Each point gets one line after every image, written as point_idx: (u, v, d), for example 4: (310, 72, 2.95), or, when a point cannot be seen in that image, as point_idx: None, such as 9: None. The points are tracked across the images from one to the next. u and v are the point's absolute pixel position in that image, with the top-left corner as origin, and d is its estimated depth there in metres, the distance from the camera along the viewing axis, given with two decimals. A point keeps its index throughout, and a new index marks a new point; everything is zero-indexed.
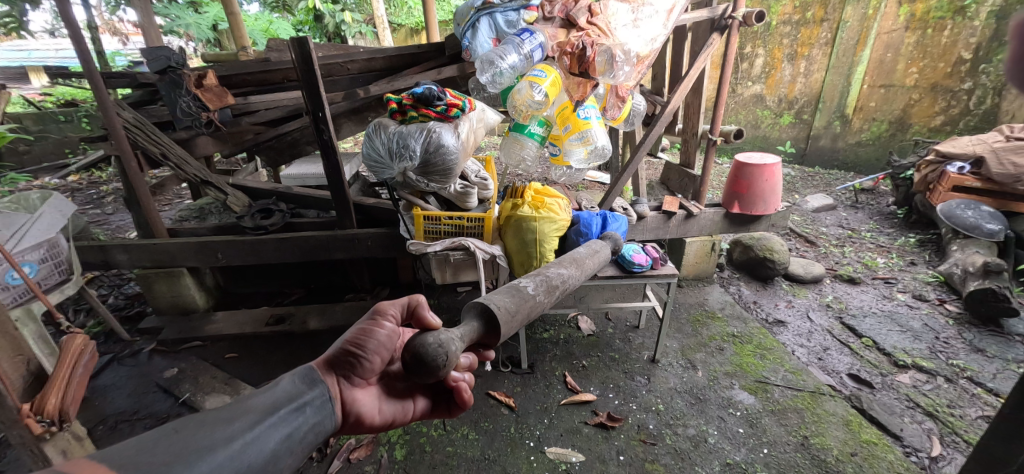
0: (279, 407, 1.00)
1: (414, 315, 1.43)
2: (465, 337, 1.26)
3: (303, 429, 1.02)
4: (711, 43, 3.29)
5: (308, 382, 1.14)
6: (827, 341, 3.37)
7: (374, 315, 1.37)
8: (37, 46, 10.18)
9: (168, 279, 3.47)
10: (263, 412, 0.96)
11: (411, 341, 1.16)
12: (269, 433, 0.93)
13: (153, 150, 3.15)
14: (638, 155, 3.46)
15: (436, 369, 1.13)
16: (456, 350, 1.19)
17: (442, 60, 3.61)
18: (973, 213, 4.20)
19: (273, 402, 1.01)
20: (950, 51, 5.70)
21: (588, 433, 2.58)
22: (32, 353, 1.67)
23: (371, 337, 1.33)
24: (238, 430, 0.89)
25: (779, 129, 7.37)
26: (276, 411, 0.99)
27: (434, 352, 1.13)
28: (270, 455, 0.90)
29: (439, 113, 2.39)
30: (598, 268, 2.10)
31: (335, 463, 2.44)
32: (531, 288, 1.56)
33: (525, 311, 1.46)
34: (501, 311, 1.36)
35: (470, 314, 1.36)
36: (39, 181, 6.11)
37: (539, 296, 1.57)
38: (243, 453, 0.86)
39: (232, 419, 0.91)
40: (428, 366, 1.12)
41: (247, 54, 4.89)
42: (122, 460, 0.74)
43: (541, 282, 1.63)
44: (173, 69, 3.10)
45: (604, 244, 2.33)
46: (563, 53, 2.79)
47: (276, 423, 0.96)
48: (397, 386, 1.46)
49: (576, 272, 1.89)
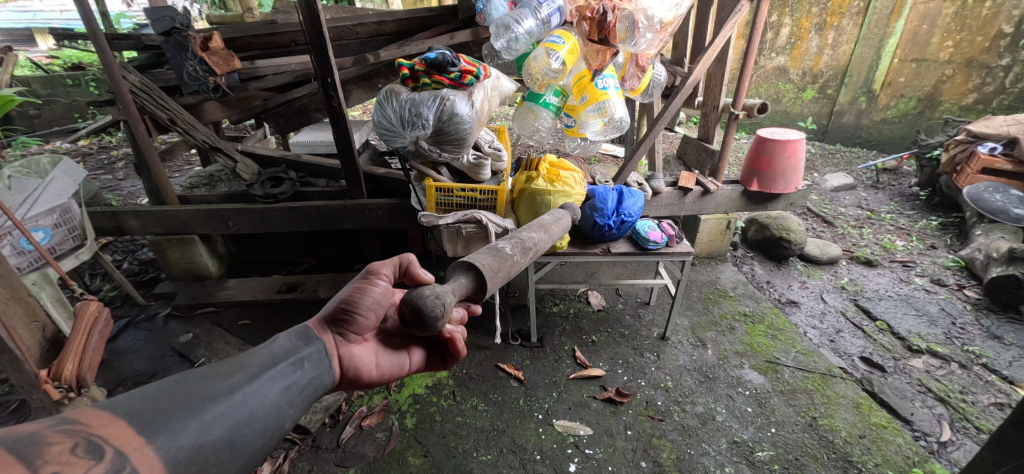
0: (278, 361, 0.99)
1: (407, 273, 1.42)
2: (457, 292, 1.23)
3: (303, 382, 1.01)
4: (739, 9, 3.12)
5: (305, 339, 1.13)
6: (840, 323, 3.32)
7: (366, 274, 1.36)
8: (42, 8, 10.01)
9: (180, 245, 3.48)
10: (263, 365, 0.95)
11: (405, 294, 1.13)
12: (269, 385, 0.91)
13: (160, 115, 3.11)
14: (656, 129, 3.33)
15: (433, 321, 1.10)
16: (451, 303, 1.16)
17: (455, 25, 3.48)
18: (1001, 197, 4.07)
19: (271, 356, 1.00)
20: (989, 24, 5.43)
21: (596, 408, 2.60)
22: (47, 320, 1.67)
23: (365, 295, 1.32)
24: (238, 382, 0.87)
25: (801, 104, 7.08)
26: (274, 365, 0.97)
27: (431, 303, 1.09)
28: (272, 406, 0.90)
29: (453, 80, 2.30)
30: (564, 234, 1.97)
31: (347, 429, 2.48)
32: (508, 248, 1.50)
33: (505, 270, 1.41)
34: (487, 268, 1.32)
35: (458, 271, 1.32)
36: (50, 145, 6.21)
37: (517, 256, 1.51)
38: (244, 404, 0.85)
39: (233, 370, 0.89)
40: (425, 318, 1.09)
41: (253, 16, 4.73)
42: (128, 408, 0.74)
43: (517, 243, 1.57)
44: (178, 31, 3.06)
45: (566, 211, 2.18)
46: (583, 18, 2.70)
47: (276, 376, 0.95)
48: (392, 341, 1.45)
49: (546, 237, 1.79)
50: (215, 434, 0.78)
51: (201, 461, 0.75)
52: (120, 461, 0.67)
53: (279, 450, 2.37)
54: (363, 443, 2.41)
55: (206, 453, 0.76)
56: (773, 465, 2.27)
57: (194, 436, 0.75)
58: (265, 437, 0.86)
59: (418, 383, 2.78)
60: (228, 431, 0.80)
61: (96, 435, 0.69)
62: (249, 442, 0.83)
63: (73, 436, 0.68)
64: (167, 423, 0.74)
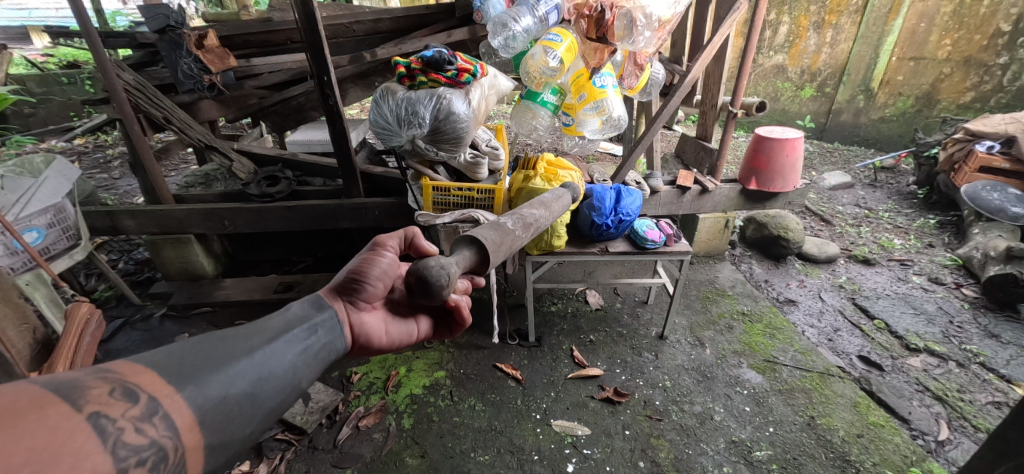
0: (294, 325, 0.97)
1: (412, 245, 1.44)
2: (462, 265, 1.22)
3: (318, 346, 0.98)
4: (738, 7, 3.09)
5: (316, 306, 1.10)
6: (838, 322, 3.32)
7: (373, 245, 1.34)
8: (38, 6, 9.94)
9: (176, 245, 3.45)
10: (279, 328, 0.93)
11: (412, 265, 1.12)
12: (287, 346, 0.90)
13: (155, 114, 3.08)
14: (654, 127, 3.32)
15: (439, 292, 1.09)
16: (456, 274, 1.15)
17: (452, 22, 3.46)
18: (999, 195, 4.07)
19: (287, 321, 0.97)
20: (987, 23, 5.42)
21: (594, 408, 2.59)
22: (38, 322, 1.66)
23: (373, 265, 1.30)
24: (257, 343, 0.85)
25: (799, 102, 7.06)
26: (290, 328, 0.95)
27: (437, 273, 1.08)
28: (290, 367, 0.87)
29: (449, 78, 2.28)
30: (565, 212, 1.96)
31: (345, 430, 2.47)
32: (510, 223, 1.50)
33: (507, 244, 1.41)
34: (489, 242, 1.32)
35: (462, 244, 1.30)
36: (46, 144, 6.19)
37: (519, 231, 1.51)
38: (265, 362, 0.83)
39: (251, 332, 0.87)
40: (430, 289, 1.08)
41: (248, 13, 4.71)
42: (157, 361, 0.74)
43: (519, 218, 1.57)
44: (172, 29, 3.04)
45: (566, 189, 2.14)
46: (580, 15, 2.66)
47: (293, 339, 0.93)
48: (400, 310, 1.44)
49: (547, 213, 1.78)
50: (238, 388, 0.77)
51: (225, 413, 0.75)
52: (153, 406, 0.68)
53: (276, 451, 2.36)
54: (359, 444, 2.40)
55: (230, 405, 0.75)
56: (771, 465, 2.26)
57: (222, 390, 0.75)
58: (289, 393, 0.85)
59: (416, 384, 2.76)
60: (251, 386, 0.79)
61: (131, 382, 0.69)
62: (270, 398, 0.82)
63: (110, 383, 0.67)
64: (195, 374, 0.74)
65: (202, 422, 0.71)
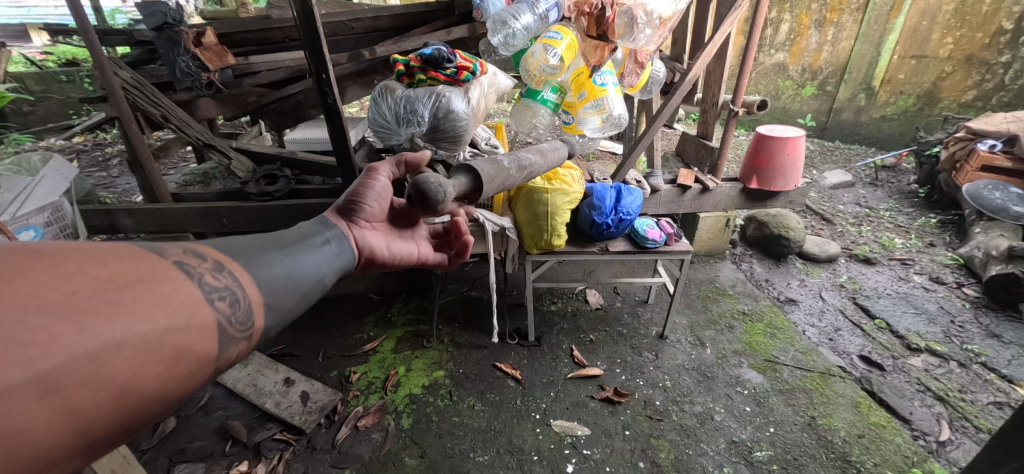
0: (312, 233, 1.14)
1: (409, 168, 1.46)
2: (457, 188, 1.32)
3: (332, 253, 1.13)
4: (739, 5, 3.08)
5: (322, 223, 1.19)
6: (839, 321, 3.31)
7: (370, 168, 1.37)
8: (37, 2, 9.91)
9: (174, 244, 3.40)
10: (302, 235, 1.11)
11: (412, 178, 1.19)
12: (309, 250, 1.08)
13: (153, 112, 3.08)
14: (655, 125, 3.30)
15: (437, 205, 1.18)
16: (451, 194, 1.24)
17: (452, 20, 3.44)
18: (1001, 194, 4.05)
19: (305, 231, 1.14)
20: (990, 21, 5.40)
21: (594, 408, 2.58)
22: None
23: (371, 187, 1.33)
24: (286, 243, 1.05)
25: (800, 101, 7.04)
26: (311, 236, 1.13)
27: (434, 188, 1.17)
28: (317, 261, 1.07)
29: (448, 77, 2.26)
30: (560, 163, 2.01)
31: (343, 429, 2.46)
32: (505, 162, 1.58)
33: (500, 180, 1.51)
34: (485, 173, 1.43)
35: (458, 173, 1.42)
36: (44, 143, 6.23)
37: (513, 170, 1.60)
38: (295, 256, 1.03)
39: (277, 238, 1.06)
40: (428, 201, 1.16)
41: (247, 11, 4.68)
42: (214, 244, 0.93)
43: (514, 160, 1.65)
44: (169, 27, 2.99)
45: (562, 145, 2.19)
46: (581, 13, 2.63)
47: (314, 244, 1.11)
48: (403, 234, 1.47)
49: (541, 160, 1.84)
50: (281, 272, 0.98)
51: (276, 285, 0.95)
52: (222, 266, 0.87)
53: (274, 451, 2.36)
54: (358, 444, 2.39)
55: (280, 283, 0.96)
56: (772, 465, 2.25)
57: (267, 268, 0.95)
58: (316, 283, 1.04)
59: (415, 383, 2.75)
60: (287, 272, 0.99)
61: (199, 249, 0.87)
62: (307, 282, 1.03)
63: (182, 247, 0.85)
64: (250, 254, 0.95)
65: (261, 286, 0.92)
